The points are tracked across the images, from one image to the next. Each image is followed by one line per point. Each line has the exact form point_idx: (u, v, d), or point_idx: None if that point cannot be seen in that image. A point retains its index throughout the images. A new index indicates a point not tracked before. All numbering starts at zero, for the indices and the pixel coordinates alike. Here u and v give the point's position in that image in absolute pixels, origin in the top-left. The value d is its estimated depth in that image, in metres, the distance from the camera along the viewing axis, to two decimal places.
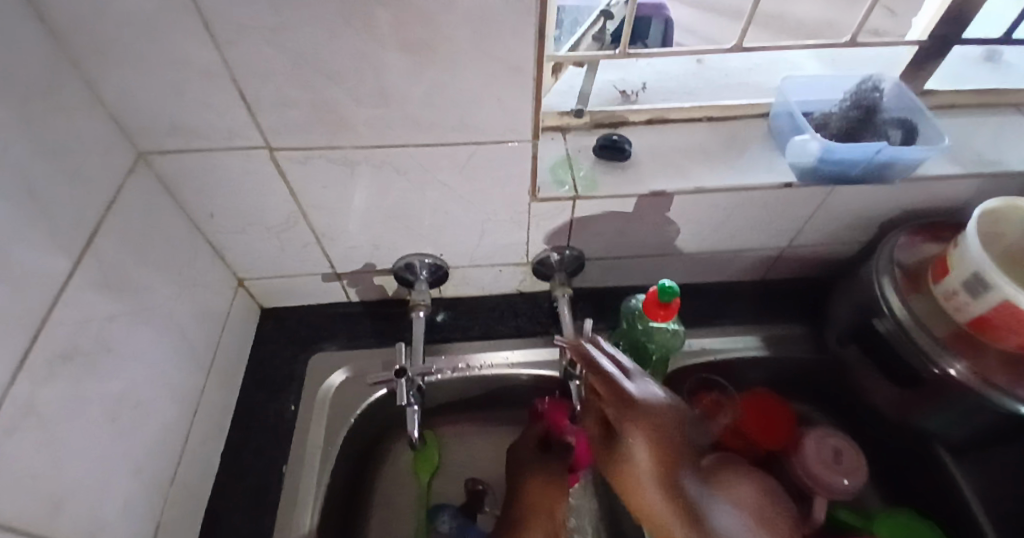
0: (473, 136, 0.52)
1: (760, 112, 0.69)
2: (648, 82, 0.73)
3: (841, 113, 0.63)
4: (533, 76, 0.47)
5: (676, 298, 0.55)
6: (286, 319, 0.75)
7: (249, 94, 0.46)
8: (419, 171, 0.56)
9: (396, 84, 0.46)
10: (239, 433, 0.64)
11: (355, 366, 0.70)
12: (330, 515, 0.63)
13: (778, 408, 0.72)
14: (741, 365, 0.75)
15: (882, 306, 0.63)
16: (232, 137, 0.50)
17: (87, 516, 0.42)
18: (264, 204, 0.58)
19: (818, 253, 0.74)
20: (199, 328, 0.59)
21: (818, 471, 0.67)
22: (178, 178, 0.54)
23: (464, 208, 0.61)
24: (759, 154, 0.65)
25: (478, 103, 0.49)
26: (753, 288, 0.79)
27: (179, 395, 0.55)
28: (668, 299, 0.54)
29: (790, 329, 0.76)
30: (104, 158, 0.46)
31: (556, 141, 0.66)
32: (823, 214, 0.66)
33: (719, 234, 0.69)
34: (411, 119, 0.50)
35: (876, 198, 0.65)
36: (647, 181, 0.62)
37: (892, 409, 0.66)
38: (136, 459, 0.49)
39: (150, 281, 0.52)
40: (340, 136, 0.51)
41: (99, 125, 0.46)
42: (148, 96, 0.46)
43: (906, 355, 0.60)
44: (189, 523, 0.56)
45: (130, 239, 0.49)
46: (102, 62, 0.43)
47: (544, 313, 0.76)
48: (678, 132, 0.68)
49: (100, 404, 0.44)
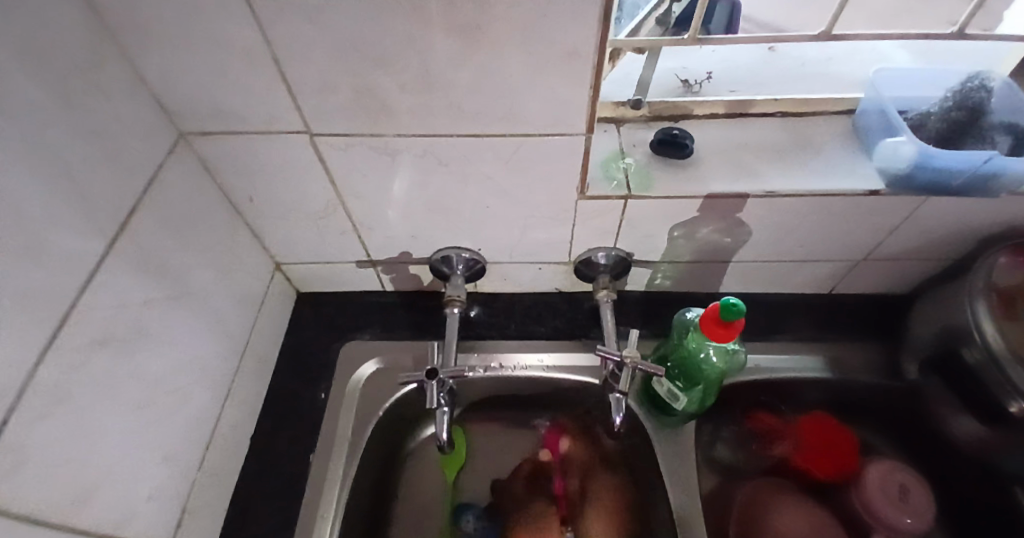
0: (522, 128, 0.48)
1: (842, 108, 0.62)
2: (713, 71, 0.66)
3: (941, 113, 0.56)
4: (592, 65, 0.42)
5: (740, 318, 0.50)
6: (322, 305, 0.74)
7: (290, 77, 0.44)
8: (462, 163, 0.52)
9: (442, 70, 0.43)
10: (270, 418, 0.64)
11: (387, 359, 0.69)
12: (356, 509, 0.62)
13: (840, 434, 0.66)
14: (798, 386, 0.69)
15: (973, 334, 0.56)
16: (272, 121, 0.48)
17: (117, 501, 0.42)
18: (302, 191, 0.56)
19: (896, 268, 0.67)
20: (235, 313, 0.59)
21: (880, 506, 0.61)
22: (218, 160, 0.53)
23: (507, 202, 0.58)
24: (838, 156, 0.58)
25: (529, 93, 0.45)
26: (816, 302, 0.72)
27: (213, 380, 0.55)
28: (733, 318, 0.49)
29: (860, 347, 0.69)
30: (145, 140, 0.45)
31: (609, 133, 0.61)
32: (908, 227, 0.59)
33: (785, 242, 0.62)
34: (456, 108, 0.46)
35: (973, 213, 0.57)
36: (709, 182, 0.56)
37: (970, 444, 0.60)
38: (167, 444, 0.48)
39: (188, 265, 0.51)
40: (381, 123, 0.48)
41: (140, 105, 0.45)
42: (189, 77, 0.44)
43: (997, 389, 0.54)
44: (218, 507, 0.56)
45: (169, 222, 0.48)
46: (143, 41, 0.41)
47: (584, 315, 0.72)
48: (745, 128, 0.62)
49: (133, 389, 0.44)
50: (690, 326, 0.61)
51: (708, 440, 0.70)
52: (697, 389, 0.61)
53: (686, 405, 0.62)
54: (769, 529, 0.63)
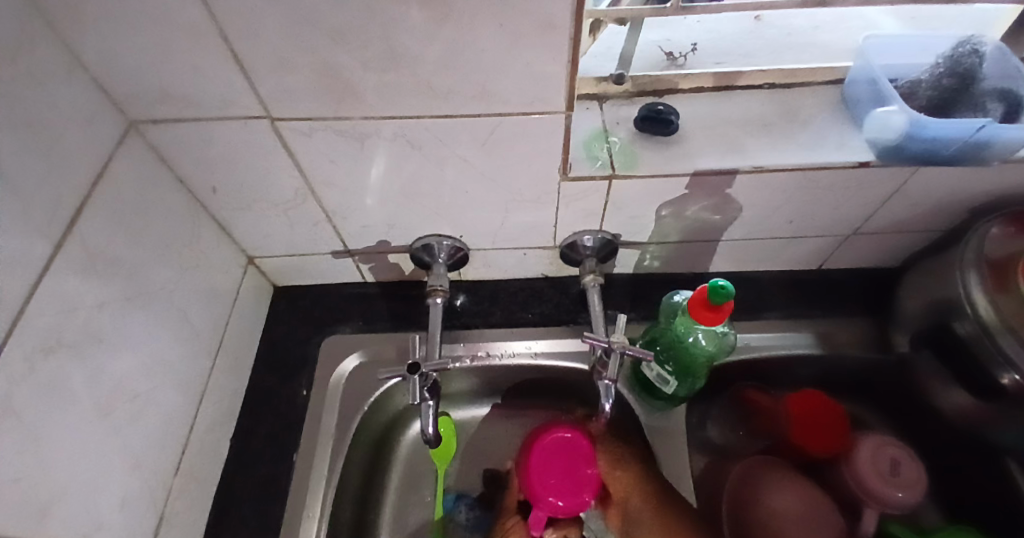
0: (497, 107, 0.46)
1: (831, 78, 0.60)
2: (698, 42, 0.64)
3: (933, 80, 0.54)
4: (568, 36, 0.40)
5: (729, 301, 0.48)
6: (299, 299, 0.71)
7: (243, 56, 0.40)
8: (435, 146, 0.50)
9: (408, 46, 0.40)
10: (249, 418, 0.62)
11: (368, 352, 0.66)
12: (342, 507, 0.60)
13: (829, 409, 0.65)
14: (788, 363, 0.68)
15: (965, 307, 0.55)
16: (229, 105, 0.45)
17: (82, 515, 0.40)
18: (269, 180, 0.53)
19: (886, 241, 0.65)
20: (204, 311, 0.56)
21: (869, 481, 0.61)
22: (175, 150, 0.50)
23: (486, 186, 0.55)
24: (827, 128, 0.56)
25: (503, 68, 0.42)
26: (805, 278, 0.71)
27: (183, 382, 0.53)
28: (719, 301, 0.48)
29: (850, 323, 0.68)
30: (88, 130, 0.42)
31: (591, 111, 0.59)
32: (899, 199, 0.58)
33: (773, 218, 0.61)
34: (426, 87, 0.44)
35: (964, 184, 0.56)
36: (695, 158, 0.54)
37: (961, 419, 0.60)
38: (136, 452, 0.46)
39: (147, 263, 0.48)
40: (346, 105, 0.45)
41: (81, 92, 0.41)
42: (133, 59, 0.41)
43: (988, 361, 0.53)
44: (197, 512, 0.54)
45: (121, 218, 0.45)
46: (77, 21, 0.38)
47: (571, 300, 0.71)
48: (732, 101, 0.60)
49: (90, 397, 0.41)
50: (679, 309, 0.59)
51: (698, 421, 0.71)
52: (686, 373, 0.60)
53: (676, 389, 0.61)
54: (762, 508, 0.62)
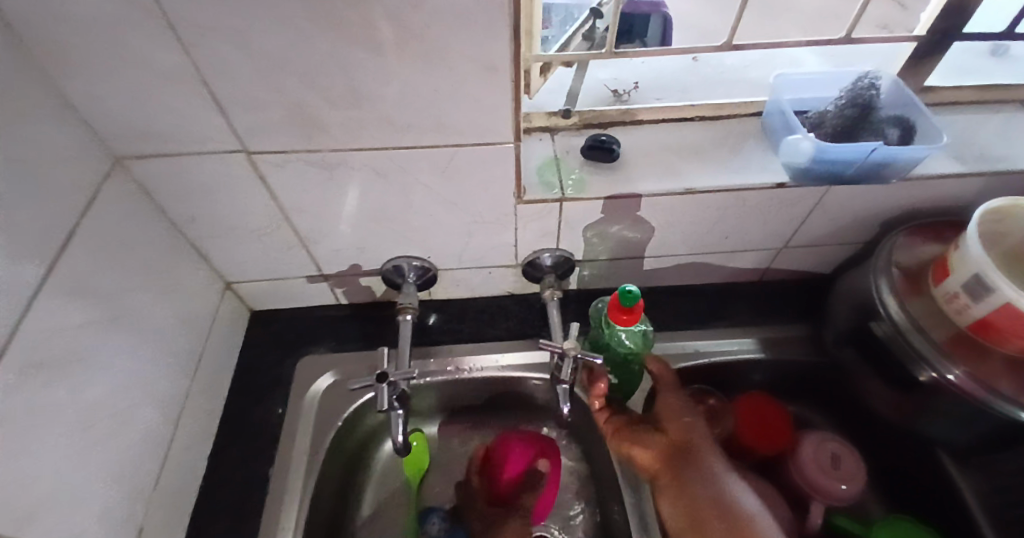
0: (452, 139, 0.51)
1: (753, 110, 0.67)
2: (640, 81, 0.71)
3: (837, 110, 0.61)
4: (510, 77, 0.46)
5: (638, 301, 0.55)
6: (275, 322, 0.74)
7: (221, 97, 0.45)
8: (399, 174, 0.55)
9: (369, 88, 0.45)
10: (226, 437, 0.64)
11: (341, 370, 0.70)
12: (316, 522, 0.62)
13: (773, 410, 0.71)
14: (737, 370, 0.73)
15: (879, 310, 0.61)
16: (209, 142, 0.50)
17: (62, 524, 0.42)
18: (245, 209, 0.58)
19: (816, 253, 0.72)
20: (183, 332, 0.59)
21: (816, 478, 0.66)
22: (157, 183, 0.54)
23: (448, 210, 0.60)
24: (751, 153, 0.63)
25: (454, 105, 0.48)
26: (750, 289, 0.78)
27: (163, 400, 0.55)
28: (630, 303, 0.54)
29: (789, 329, 0.74)
30: (77, 167, 0.46)
31: (543, 141, 0.65)
32: (820, 214, 0.65)
33: (712, 234, 0.67)
34: (387, 123, 0.49)
35: (873, 199, 0.63)
36: (635, 182, 0.60)
37: (890, 414, 0.64)
38: (116, 466, 0.49)
39: (130, 286, 0.52)
40: (315, 139, 0.50)
41: (71, 132, 0.46)
42: (121, 102, 0.46)
43: (906, 360, 0.58)
44: (173, 528, 0.56)
45: (106, 246, 0.49)
46: (71, 70, 0.43)
47: (535, 316, 0.75)
48: (669, 130, 0.66)
49: (75, 412, 0.44)
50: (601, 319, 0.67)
51: None
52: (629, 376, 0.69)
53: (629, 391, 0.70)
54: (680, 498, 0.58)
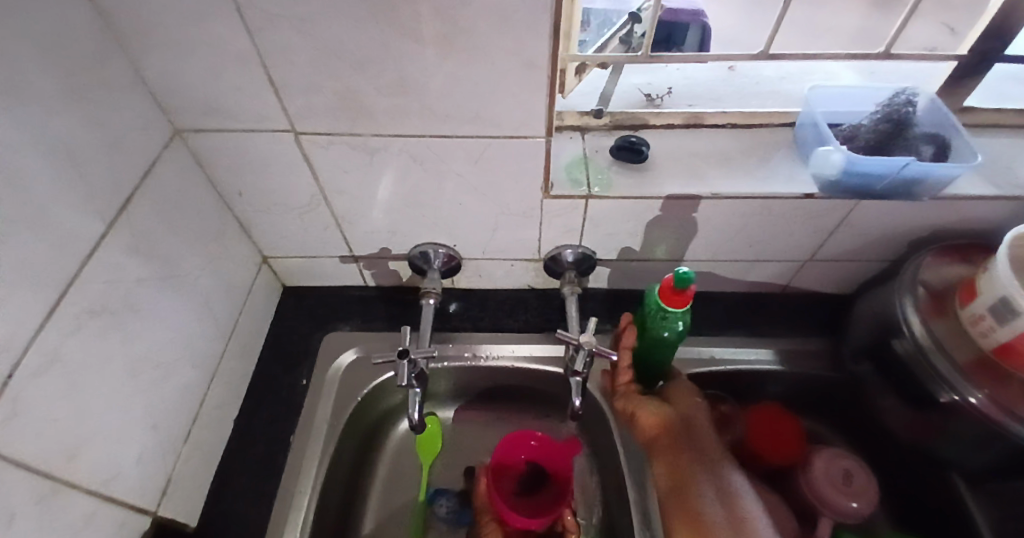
0: (487, 130, 0.54)
1: (785, 121, 0.68)
2: (673, 87, 0.72)
3: (871, 125, 0.62)
4: (548, 74, 0.48)
5: (691, 286, 0.54)
6: (306, 298, 0.78)
7: (277, 78, 0.49)
8: (434, 161, 0.57)
9: (414, 77, 0.48)
10: (253, 401, 0.68)
11: (364, 347, 0.73)
12: (332, 489, 0.65)
13: (787, 421, 0.71)
14: (753, 379, 0.73)
15: (902, 327, 0.61)
16: (261, 120, 0.53)
17: (105, 462, 0.46)
18: (288, 186, 0.61)
19: (838, 268, 0.72)
20: (223, 299, 0.63)
21: (825, 490, 0.66)
22: (209, 155, 0.58)
23: (477, 200, 0.63)
24: (780, 163, 0.64)
25: (492, 98, 0.50)
26: (769, 301, 0.78)
27: (200, 360, 0.59)
28: (683, 287, 0.54)
29: (806, 342, 0.74)
30: (143, 134, 0.50)
31: (574, 140, 0.67)
32: (845, 229, 0.65)
33: (736, 242, 0.68)
34: (427, 111, 0.52)
35: (901, 217, 0.63)
36: (661, 184, 0.62)
37: (905, 434, 0.64)
38: (155, 416, 0.52)
39: (179, 250, 0.55)
40: (360, 124, 0.53)
41: (140, 103, 0.49)
42: (186, 78, 0.49)
43: (925, 379, 0.58)
44: (200, 482, 0.59)
45: (161, 210, 0.53)
46: (145, 45, 0.46)
47: (553, 311, 0.77)
48: (699, 137, 0.68)
49: (124, 360, 0.48)
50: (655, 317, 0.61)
51: None
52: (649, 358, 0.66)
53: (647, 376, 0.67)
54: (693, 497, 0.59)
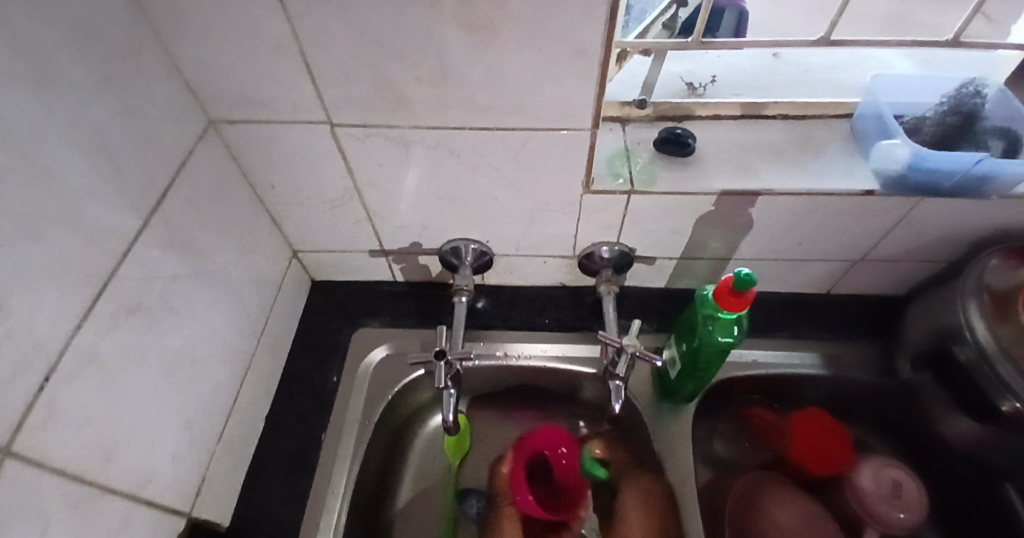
0: (529, 122, 0.51)
1: (841, 113, 0.64)
2: (717, 75, 0.69)
3: (936, 118, 0.58)
4: (598, 62, 0.45)
5: (752, 288, 0.51)
6: (335, 293, 0.77)
7: (313, 68, 0.47)
8: (473, 155, 0.55)
9: (457, 65, 0.46)
10: (283, 398, 0.67)
11: (394, 344, 0.71)
12: (363, 488, 0.64)
13: (832, 428, 0.68)
14: (795, 383, 0.71)
15: (965, 333, 0.57)
16: (295, 110, 0.51)
17: (140, 463, 0.45)
18: (320, 180, 0.59)
19: (891, 269, 0.68)
20: (253, 294, 0.62)
21: (870, 500, 0.62)
22: (241, 147, 0.56)
23: (514, 195, 0.60)
24: (835, 157, 0.60)
25: (537, 88, 0.48)
26: (814, 301, 0.75)
27: (232, 356, 0.58)
28: (744, 288, 0.51)
29: (855, 345, 0.71)
30: (176, 125, 0.48)
31: (614, 132, 0.64)
32: (904, 228, 0.61)
33: (785, 240, 0.64)
34: (468, 102, 0.49)
35: (965, 217, 0.59)
36: (708, 179, 0.58)
37: (960, 444, 0.61)
38: (188, 414, 0.51)
39: (211, 245, 0.54)
40: (396, 115, 0.51)
41: (174, 94, 0.48)
42: (220, 66, 0.48)
43: (988, 387, 0.55)
44: (232, 480, 0.59)
45: (194, 204, 0.51)
46: (180, 33, 0.45)
47: (587, 309, 0.75)
48: (747, 129, 0.64)
49: (158, 358, 0.46)
50: (706, 318, 0.58)
51: (705, 434, 0.73)
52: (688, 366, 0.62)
53: (678, 383, 0.64)
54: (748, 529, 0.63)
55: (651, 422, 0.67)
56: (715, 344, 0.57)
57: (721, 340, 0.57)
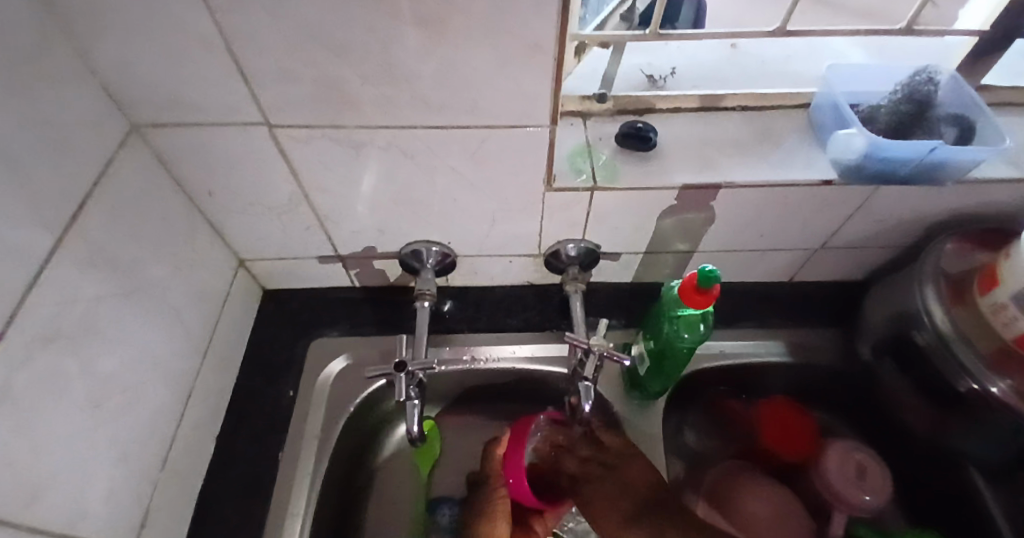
0: (484, 120, 0.48)
1: (799, 103, 0.64)
2: (677, 66, 0.68)
3: (891, 107, 0.59)
4: (553, 57, 0.43)
5: (717, 285, 0.50)
6: (289, 302, 0.73)
7: (246, 67, 0.43)
8: (426, 155, 0.52)
9: (403, 61, 0.43)
10: (236, 417, 0.63)
11: (355, 354, 0.68)
12: (325, 507, 0.61)
13: (796, 416, 0.70)
14: (761, 372, 0.71)
15: (923, 318, 0.58)
16: (229, 112, 0.47)
17: (70, 506, 0.41)
18: (265, 185, 0.55)
19: (850, 256, 0.69)
20: (196, 310, 0.58)
21: (837, 484, 0.63)
22: (173, 153, 0.51)
23: (473, 195, 0.58)
24: (794, 148, 0.60)
25: (491, 84, 0.45)
26: (778, 290, 0.75)
27: (174, 379, 0.54)
28: (709, 286, 0.50)
29: (817, 333, 0.72)
30: (92, 132, 0.44)
31: (575, 127, 0.62)
32: (861, 216, 0.62)
33: (747, 232, 0.64)
34: (418, 101, 0.46)
35: (919, 204, 0.60)
36: (671, 173, 0.57)
37: (919, 425, 0.63)
38: (125, 447, 0.47)
39: (142, 261, 0.49)
40: (342, 115, 0.48)
41: (88, 98, 0.43)
42: (139, 67, 0.43)
43: (946, 370, 0.56)
44: (180, 510, 0.55)
45: (119, 217, 0.47)
46: (89, 31, 0.40)
47: (554, 308, 0.73)
48: (708, 121, 0.63)
49: (84, 389, 0.42)
50: (673, 315, 0.58)
51: (675, 427, 0.73)
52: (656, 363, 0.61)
53: (647, 380, 0.63)
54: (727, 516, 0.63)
55: (622, 418, 0.66)
56: (682, 341, 0.57)
57: (687, 337, 0.57)
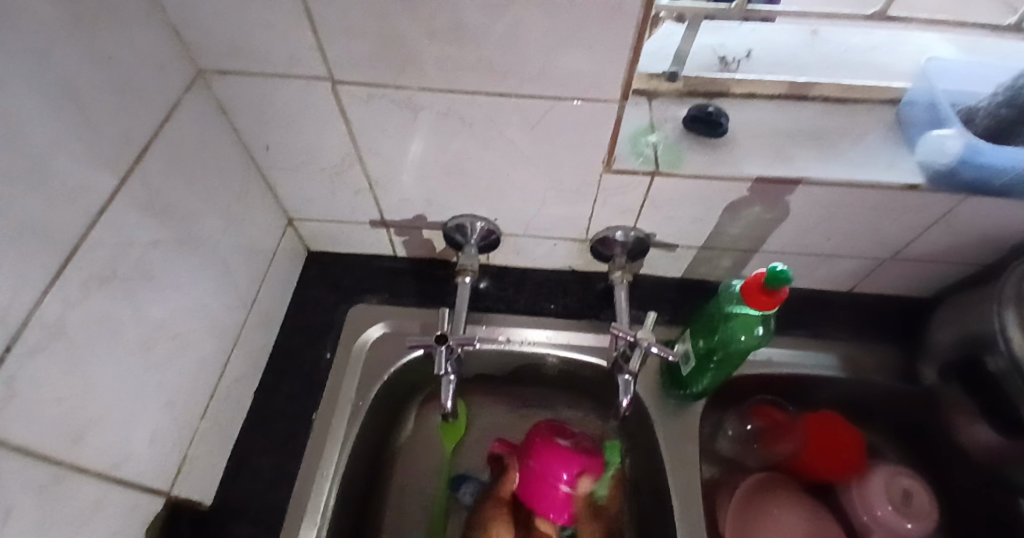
0: (552, 90, 0.46)
1: (884, 99, 0.60)
2: (753, 49, 0.62)
3: (989, 109, 0.54)
4: (633, 25, 0.40)
5: (786, 287, 0.47)
6: (331, 265, 0.73)
7: (316, 17, 0.42)
8: (485, 125, 0.50)
9: (474, 21, 0.41)
10: (275, 373, 0.64)
11: (393, 323, 0.68)
12: (355, 470, 0.61)
13: (847, 436, 0.64)
14: (810, 383, 0.68)
15: (998, 340, 0.52)
16: (293, 64, 0.46)
17: (115, 443, 0.42)
18: (318, 143, 0.55)
19: (922, 269, 0.65)
20: (244, 263, 0.58)
21: (880, 508, 0.60)
22: (234, 102, 0.51)
23: (528, 171, 0.55)
24: (876, 147, 0.56)
25: (564, 52, 0.43)
26: (835, 299, 0.71)
27: (219, 329, 0.54)
28: (777, 285, 0.47)
29: (878, 348, 0.67)
30: (159, 74, 0.43)
31: (640, 107, 0.58)
32: (940, 228, 0.57)
33: (812, 234, 0.60)
34: (484, 65, 0.45)
35: (1008, 221, 0.56)
36: (739, 163, 0.54)
37: (982, 455, 0.58)
38: (169, 391, 0.48)
39: (197, 210, 0.50)
40: (405, 75, 0.46)
41: (156, 38, 0.43)
42: (208, 9, 0.42)
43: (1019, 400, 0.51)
44: (216, 459, 0.56)
45: (179, 162, 0.47)
46: None
47: (596, 296, 0.71)
48: (783, 112, 0.59)
49: (134, 329, 0.43)
50: (732, 313, 0.55)
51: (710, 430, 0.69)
52: (710, 360, 0.58)
53: (693, 377, 0.60)
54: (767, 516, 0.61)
55: (660, 417, 0.64)
56: (738, 344, 0.54)
57: (743, 339, 0.54)
